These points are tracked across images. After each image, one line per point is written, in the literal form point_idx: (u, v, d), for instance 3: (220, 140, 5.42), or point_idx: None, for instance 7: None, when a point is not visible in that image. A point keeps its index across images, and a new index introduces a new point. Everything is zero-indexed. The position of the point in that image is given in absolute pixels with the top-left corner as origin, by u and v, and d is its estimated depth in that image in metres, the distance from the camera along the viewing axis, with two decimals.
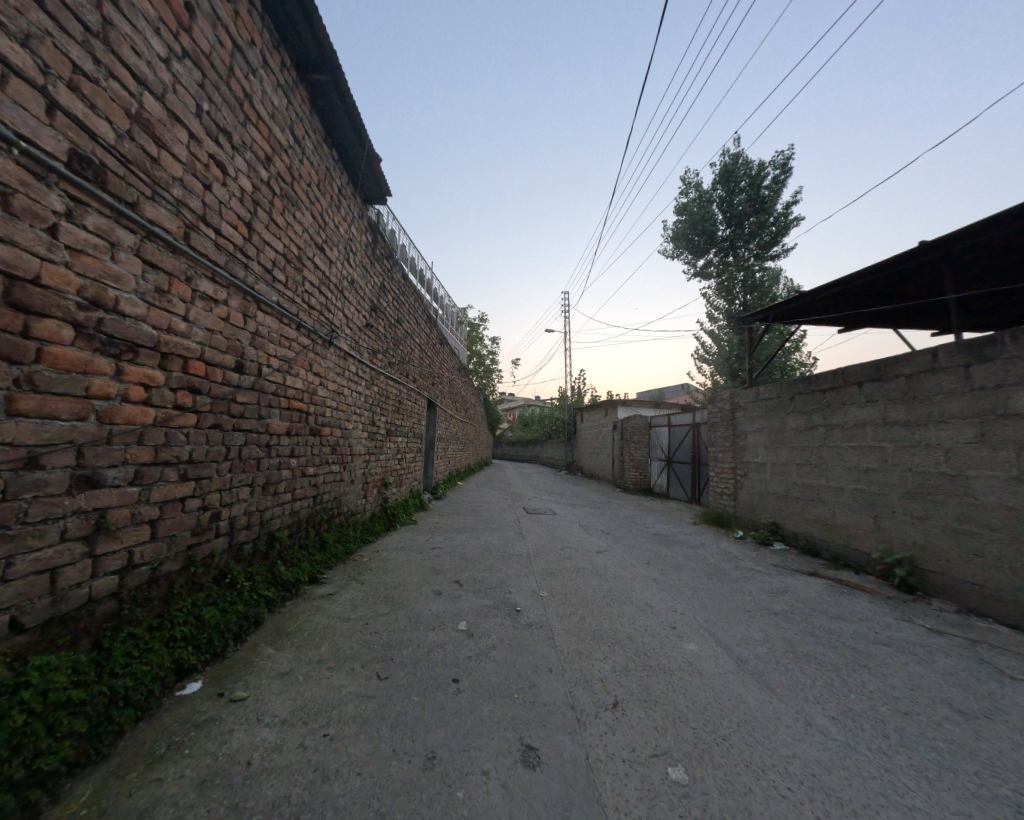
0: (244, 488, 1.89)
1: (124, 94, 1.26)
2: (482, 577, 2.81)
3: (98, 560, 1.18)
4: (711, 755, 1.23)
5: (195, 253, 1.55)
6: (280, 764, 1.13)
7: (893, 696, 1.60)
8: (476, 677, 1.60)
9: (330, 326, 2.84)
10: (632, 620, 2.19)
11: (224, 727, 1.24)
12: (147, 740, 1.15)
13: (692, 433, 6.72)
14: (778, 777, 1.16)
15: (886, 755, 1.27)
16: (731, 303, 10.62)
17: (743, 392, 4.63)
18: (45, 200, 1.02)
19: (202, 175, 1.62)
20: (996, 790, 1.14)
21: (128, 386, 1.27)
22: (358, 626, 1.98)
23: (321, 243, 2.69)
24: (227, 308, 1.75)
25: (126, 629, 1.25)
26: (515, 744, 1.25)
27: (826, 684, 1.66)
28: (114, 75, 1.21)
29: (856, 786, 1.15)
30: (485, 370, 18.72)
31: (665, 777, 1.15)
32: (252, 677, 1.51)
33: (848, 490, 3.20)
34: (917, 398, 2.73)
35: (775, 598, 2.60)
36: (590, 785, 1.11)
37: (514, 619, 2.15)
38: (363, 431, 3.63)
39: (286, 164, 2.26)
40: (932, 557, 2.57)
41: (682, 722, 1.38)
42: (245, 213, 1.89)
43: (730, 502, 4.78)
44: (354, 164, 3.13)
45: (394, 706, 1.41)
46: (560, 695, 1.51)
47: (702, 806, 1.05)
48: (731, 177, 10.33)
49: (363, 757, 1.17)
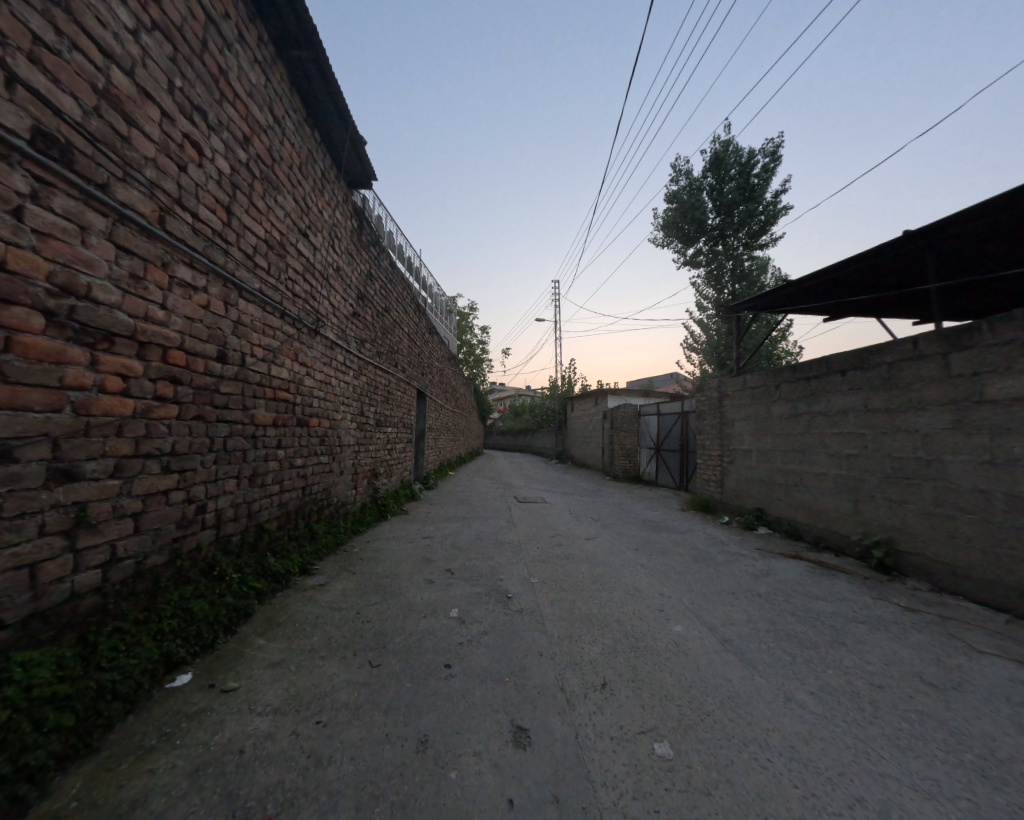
0: (230, 480, 1.86)
1: (91, 68, 1.19)
2: (473, 565, 2.83)
3: (79, 555, 1.15)
4: (696, 730, 1.28)
5: (171, 238, 1.50)
6: (274, 752, 1.13)
7: (868, 671, 1.67)
8: (468, 662, 1.62)
9: (315, 314, 2.78)
10: (621, 603, 2.24)
11: (216, 717, 1.25)
12: (137, 731, 1.15)
13: (681, 421, 6.81)
14: (759, 748, 1.22)
15: (860, 726, 1.34)
16: (720, 292, 10.68)
17: (730, 381, 4.69)
18: (8, 180, 0.96)
19: (176, 156, 1.55)
20: (961, 756, 1.21)
21: (105, 377, 1.23)
22: (350, 615, 2.00)
23: (304, 228, 2.61)
24: (207, 296, 1.69)
25: (111, 623, 1.23)
26: (506, 725, 1.28)
27: (806, 661, 1.73)
28: (77, 46, 1.14)
29: (832, 755, 1.21)
30: (475, 360, 18.60)
31: (651, 752, 1.19)
32: (243, 667, 1.51)
33: (830, 476, 3.29)
34: (898, 386, 2.80)
35: (758, 580, 2.68)
36: (580, 762, 1.15)
37: (505, 606, 2.18)
38: (351, 422, 3.59)
39: (265, 145, 2.18)
40: (907, 539, 2.68)
41: (668, 701, 1.42)
42: (223, 196, 1.82)
43: (717, 489, 4.88)
44: (338, 147, 3.03)
45: (387, 692, 1.42)
46: (551, 677, 1.54)
47: (687, 779, 1.09)
48: (722, 165, 10.29)
49: (357, 742, 1.19)
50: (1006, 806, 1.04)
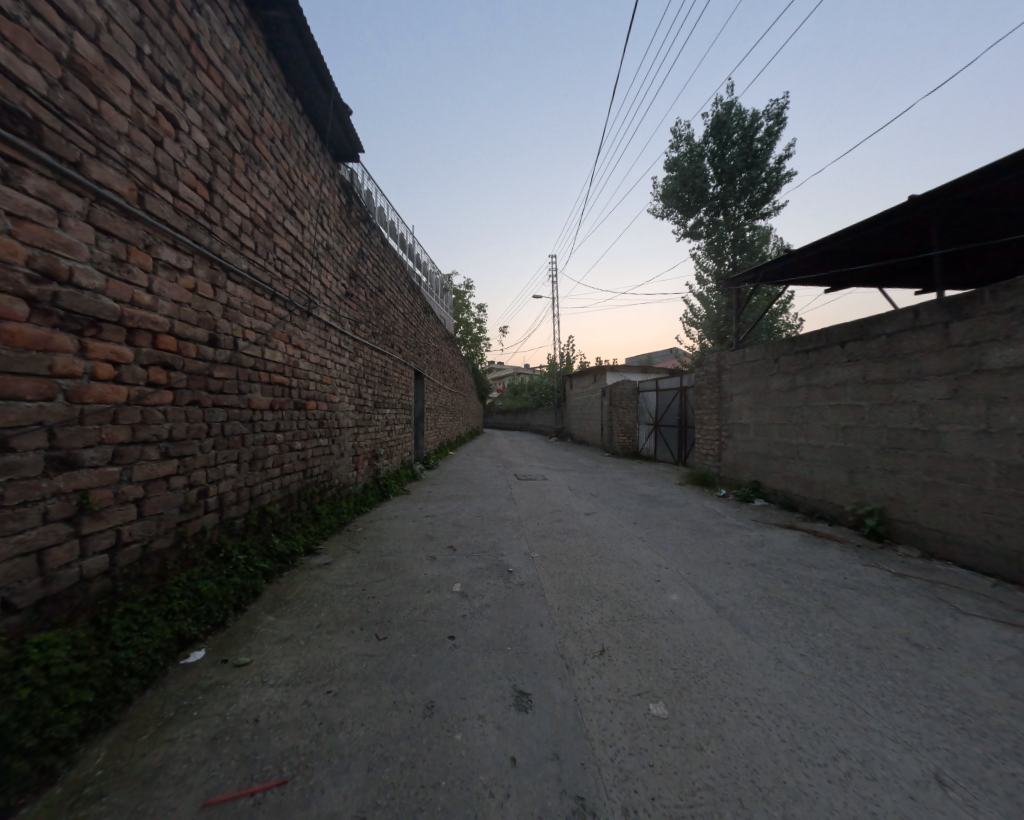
0: (230, 464, 1.87)
1: (54, 36, 1.11)
2: (475, 541, 2.90)
3: (85, 540, 1.17)
4: (689, 691, 1.35)
5: (153, 218, 1.44)
6: (287, 720, 1.19)
7: (857, 634, 1.74)
8: (471, 633, 1.68)
9: (307, 295, 2.72)
10: (619, 574, 2.32)
11: (231, 689, 1.30)
12: (156, 704, 1.20)
13: (679, 397, 6.82)
14: (749, 706, 1.28)
15: (847, 685, 1.40)
16: (720, 265, 10.46)
17: (729, 355, 4.66)
18: None
19: (151, 130, 1.48)
20: (942, 710, 1.28)
21: (96, 364, 1.22)
22: (356, 590, 2.07)
23: (290, 205, 2.52)
24: (194, 278, 1.65)
25: (123, 605, 1.27)
26: (509, 690, 1.34)
27: (795, 625, 1.80)
28: (35, 11, 1.06)
29: (818, 712, 1.27)
30: (472, 339, 18.42)
31: (647, 712, 1.25)
32: (254, 643, 1.56)
33: (825, 447, 3.32)
34: (897, 356, 2.77)
35: (753, 550, 2.76)
36: (579, 722, 1.21)
37: (506, 578, 2.26)
38: (349, 404, 3.59)
39: (245, 117, 2.07)
40: (900, 508, 2.73)
41: (663, 665, 1.49)
42: (204, 173, 1.74)
43: (714, 463, 4.94)
44: (321, 117, 2.88)
45: (394, 662, 1.48)
46: (551, 646, 1.60)
47: (680, 736, 1.15)
48: (724, 129, 9.86)
49: (367, 709, 1.24)
50: (981, 755, 1.10)
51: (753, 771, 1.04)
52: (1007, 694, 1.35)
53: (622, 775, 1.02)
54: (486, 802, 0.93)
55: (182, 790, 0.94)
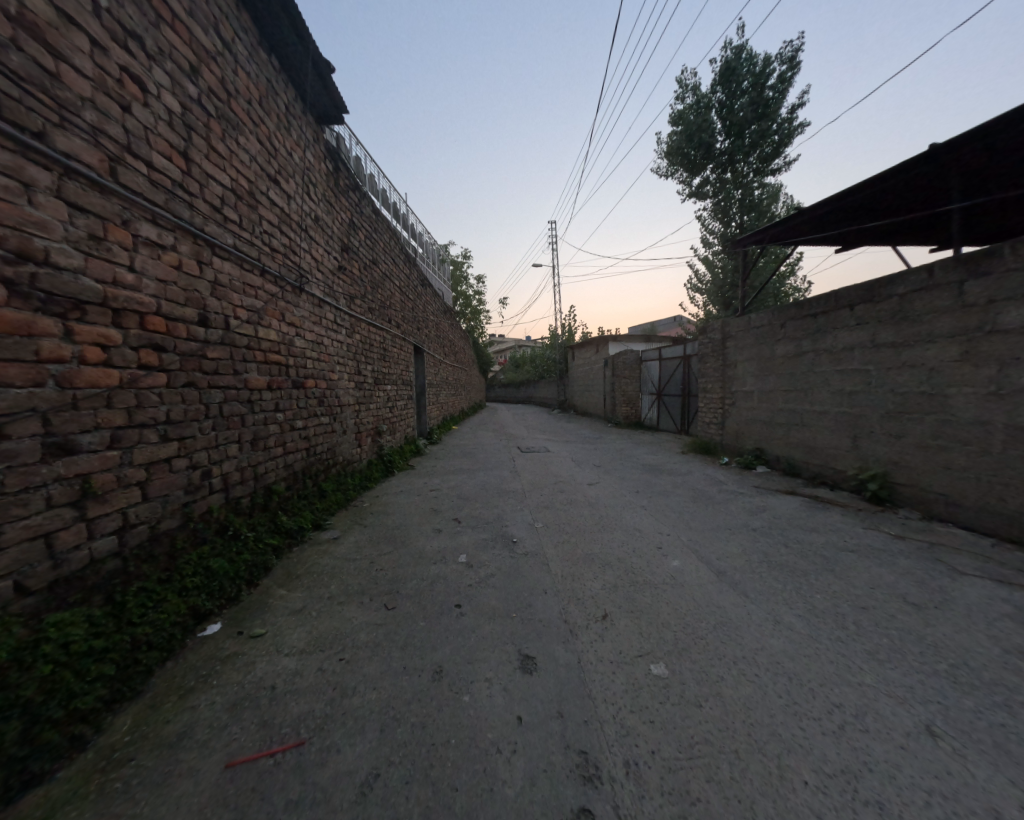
0: (232, 445, 1.87)
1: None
2: (480, 513, 2.95)
3: (92, 522, 1.18)
4: (689, 652, 1.39)
5: (128, 191, 1.36)
6: (303, 686, 1.25)
7: (855, 594, 1.78)
8: (477, 602, 1.73)
9: (298, 270, 2.63)
10: (622, 543, 2.35)
11: (248, 659, 1.36)
12: (177, 674, 1.26)
13: (683, 366, 6.73)
14: (747, 665, 1.33)
15: (844, 643, 1.44)
16: (727, 226, 10.03)
17: (734, 321, 4.55)
18: None
19: (117, 91, 1.37)
20: (935, 666, 1.32)
21: (84, 348, 1.19)
22: (364, 565, 2.10)
23: (274, 174, 2.38)
24: (178, 254, 1.58)
25: (137, 584, 1.30)
26: (514, 654, 1.39)
27: (795, 588, 1.83)
28: None
29: (816, 670, 1.31)
30: (472, 312, 18.08)
31: (648, 673, 1.30)
32: (268, 615, 1.62)
33: (830, 413, 3.28)
34: (907, 319, 2.69)
35: (754, 516, 2.79)
36: (582, 683, 1.26)
37: (511, 549, 2.30)
38: (349, 381, 3.56)
39: (218, 77, 1.90)
40: (903, 472, 2.73)
41: (665, 628, 1.53)
42: (178, 141, 1.63)
43: (717, 431, 4.93)
44: (300, 75, 2.67)
45: (403, 630, 1.54)
46: (555, 611, 1.65)
47: (680, 694, 1.20)
48: (733, 76, 9.18)
49: (378, 675, 1.30)
50: (972, 707, 1.14)
51: (749, 725, 1.08)
52: (1001, 650, 1.38)
53: (624, 731, 1.07)
54: (494, 759, 0.98)
55: (206, 752, 1.00)
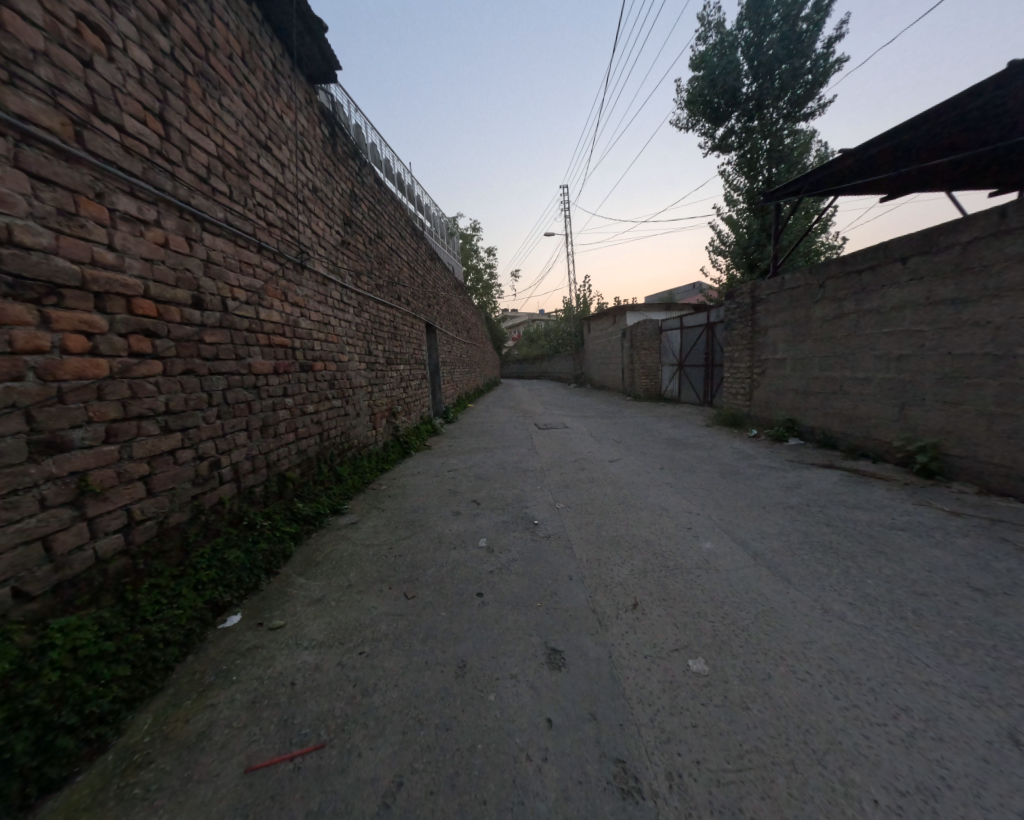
0: (240, 434, 1.81)
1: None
2: (498, 494, 2.87)
3: (93, 522, 1.13)
4: (730, 646, 1.28)
5: (100, 159, 1.20)
6: (322, 682, 1.21)
7: (910, 579, 1.62)
8: (498, 590, 1.66)
9: (298, 246, 2.48)
10: (648, 524, 2.23)
11: (268, 652, 1.33)
12: (197, 669, 1.23)
13: (706, 334, 6.37)
14: (795, 661, 1.21)
15: (904, 636, 1.30)
16: (754, 179, 9.23)
17: (765, 282, 4.20)
18: None
19: (84, 40, 1.18)
20: (1012, 662, 1.17)
21: (64, 336, 1.09)
22: (383, 551, 2.05)
23: (264, 139, 2.18)
24: (163, 231, 1.45)
25: (148, 581, 1.26)
26: (540, 648, 1.31)
27: (843, 573, 1.68)
28: None
29: (874, 666, 1.19)
30: (483, 287, 17.63)
31: (686, 669, 1.20)
32: (287, 606, 1.59)
33: (875, 380, 3.00)
34: (973, 270, 2.35)
35: (790, 492, 2.61)
36: (615, 680, 1.17)
37: (533, 531, 2.21)
38: (359, 362, 3.46)
39: (194, 27, 1.66)
40: (958, 442, 2.48)
41: (702, 618, 1.42)
42: (153, 102, 1.43)
43: (745, 402, 4.68)
44: (285, 24, 2.38)
45: (424, 621, 1.48)
46: (582, 600, 1.56)
47: (724, 694, 1.10)
48: (763, 5, 8.17)
49: (399, 670, 1.24)
50: None
51: (803, 732, 0.98)
52: None
53: (664, 737, 0.98)
54: (523, 767, 0.91)
55: (225, 755, 0.96)
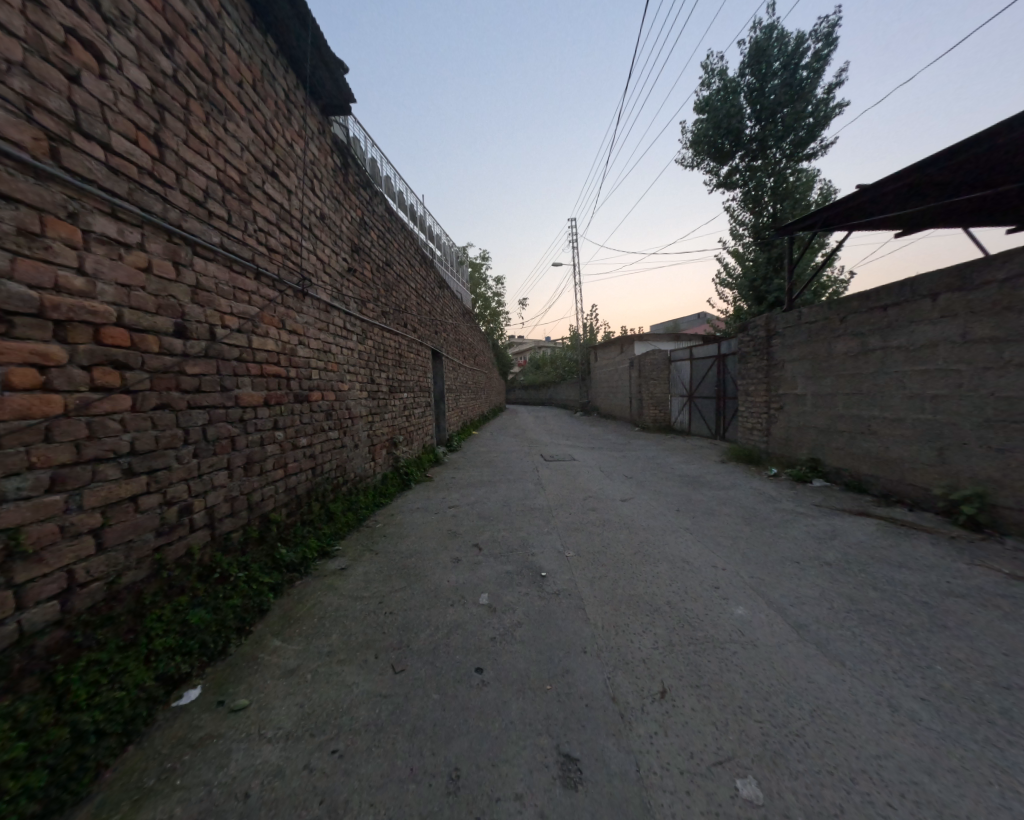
0: (219, 473, 1.65)
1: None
2: (502, 538, 2.65)
3: (22, 590, 0.96)
4: (785, 761, 1.03)
5: (75, 178, 1.11)
6: (283, 795, 0.96)
7: (987, 667, 1.36)
8: (501, 665, 1.43)
9: (301, 272, 2.40)
10: (670, 581, 1.99)
11: (224, 746, 1.09)
12: (134, 770, 1.00)
13: (717, 366, 6.24)
14: (873, 786, 0.96)
15: (997, 749, 1.05)
16: (759, 215, 9.36)
17: (781, 316, 4.08)
18: None
19: (67, 54, 1.10)
20: None
21: (12, 369, 0.95)
22: (373, 607, 1.83)
23: (270, 166, 2.14)
24: (146, 254, 1.35)
25: (86, 658, 1.07)
26: (550, 753, 1.07)
27: (905, 656, 1.43)
28: None
29: (970, 793, 0.93)
30: (491, 314, 17.87)
31: (733, 794, 0.94)
32: (256, 679, 1.36)
33: (907, 420, 2.81)
34: (1013, 309, 2.20)
35: (823, 544, 2.38)
36: (642, 806, 0.92)
37: (542, 586, 1.97)
38: (360, 391, 3.33)
39: (201, 53, 1.63)
40: (1008, 493, 2.25)
41: (746, 717, 1.17)
42: (148, 122, 1.37)
43: (762, 438, 4.47)
44: (300, 58, 2.41)
45: (411, 707, 1.25)
46: (598, 685, 1.32)
47: None
48: (763, 57, 8.57)
49: (375, 779, 1.01)
50: None
51: None
52: None
53: None
54: None
55: None
